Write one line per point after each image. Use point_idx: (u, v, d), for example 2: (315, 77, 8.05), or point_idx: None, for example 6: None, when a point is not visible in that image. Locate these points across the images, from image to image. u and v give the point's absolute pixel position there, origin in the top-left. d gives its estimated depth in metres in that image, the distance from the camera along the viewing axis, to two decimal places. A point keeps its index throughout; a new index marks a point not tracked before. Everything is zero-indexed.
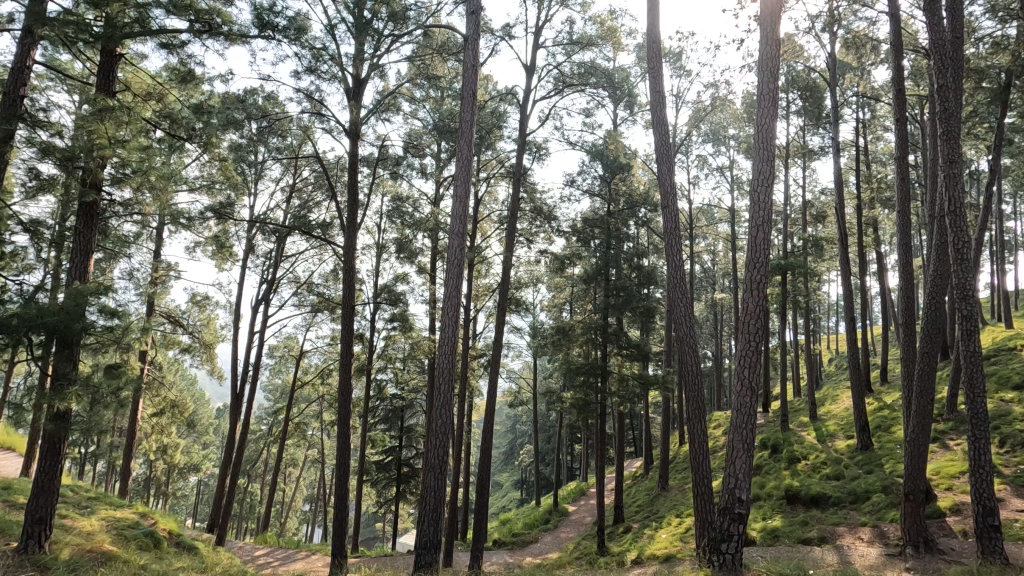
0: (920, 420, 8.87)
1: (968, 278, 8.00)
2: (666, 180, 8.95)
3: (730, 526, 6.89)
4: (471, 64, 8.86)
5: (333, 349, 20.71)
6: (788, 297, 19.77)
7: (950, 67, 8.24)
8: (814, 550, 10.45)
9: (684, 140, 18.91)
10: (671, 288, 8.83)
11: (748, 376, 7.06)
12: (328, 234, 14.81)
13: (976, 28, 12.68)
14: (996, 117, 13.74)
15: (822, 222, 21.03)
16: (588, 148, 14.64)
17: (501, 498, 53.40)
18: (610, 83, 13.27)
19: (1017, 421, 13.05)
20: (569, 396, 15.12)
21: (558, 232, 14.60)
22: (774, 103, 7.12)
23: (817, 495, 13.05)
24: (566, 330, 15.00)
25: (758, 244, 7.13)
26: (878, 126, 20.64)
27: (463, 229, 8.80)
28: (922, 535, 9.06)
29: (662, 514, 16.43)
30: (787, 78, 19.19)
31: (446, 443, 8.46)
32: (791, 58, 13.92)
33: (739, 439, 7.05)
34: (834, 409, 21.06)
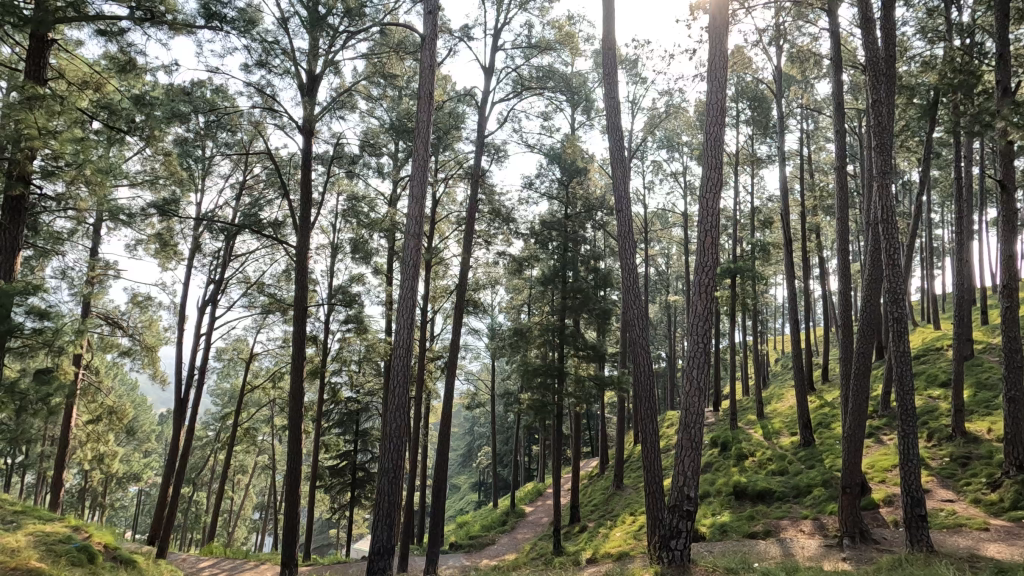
0: (856, 416, 9.35)
1: (899, 282, 8.49)
2: (621, 186, 9.09)
3: (679, 522, 7.09)
4: (427, 64, 8.77)
5: (285, 352, 20.10)
6: (737, 300, 20.52)
7: (884, 82, 8.74)
8: (758, 543, 10.84)
9: (640, 145, 19.39)
10: (625, 291, 9.00)
11: (697, 376, 7.26)
12: (280, 233, 14.36)
13: (907, 47, 13.56)
14: (925, 132, 14.73)
15: (769, 228, 21.88)
16: (546, 151, 14.73)
17: (458, 501, 53.08)
18: (567, 87, 13.37)
19: (943, 416, 13.96)
20: (526, 397, 15.19)
21: (516, 234, 14.70)
22: (721, 112, 7.35)
23: (762, 490, 13.56)
24: (524, 331, 15.21)
25: (707, 249, 7.33)
26: (821, 137, 21.76)
27: (419, 230, 8.68)
28: (858, 526, 9.54)
29: (617, 512, 16.72)
30: (737, 88, 20.00)
31: (402, 446, 8.37)
32: (740, 69, 14.48)
33: (687, 439, 7.26)
34: (779, 407, 21.97)
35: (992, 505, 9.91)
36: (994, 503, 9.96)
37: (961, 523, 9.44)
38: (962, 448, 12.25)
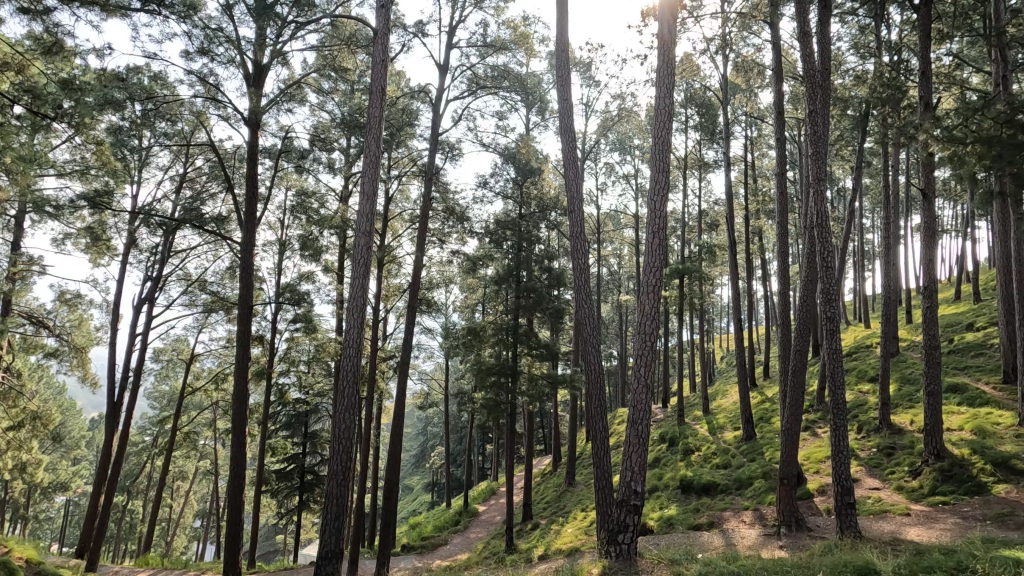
0: (793, 410, 9.84)
1: (832, 283, 8.98)
2: (573, 187, 9.20)
3: (626, 516, 7.28)
4: (379, 59, 8.61)
5: (228, 352, 19.33)
6: (685, 299, 21.20)
7: (820, 93, 9.24)
8: (703, 534, 11.23)
9: (593, 146, 19.72)
10: (577, 291, 9.13)
11: (644, 374, 7.44)
12: (223, 229, 13.79)
13: (842, 61, 14.37)
14: (857, 142, 15.63)
15: (715, 230, 22.68)
16: (501, 150, 14.76)
17: (411, 502, 52.45)
18: (522, 87, 13.42)
19: (871, 409, 14.87)
20: (479, 397, 15.17)
21: (470, 233, 14.65)
22: (668, 118, 7.57)
23: (707, 484, 14.07)
24: (477, 330, 15.17)
25: (655, 249, 7.49)
26: (763, 144, 22.75)
27: (370, 227, 8.52)
28: (794, 515, 10.04)
29: (568, 509, 16.95)
30: (686, 95, 20.67)
31: (352, 447, 8.20)
32: (689, 76, 14.96)
33: (634, 435, 7.43)
34: (724, 403, 22.83)
35: (913, 492, 10.62)
36: (915, 489, 10.68)
37: (885, 509, 10.08)
38: (888, 439, 13.08)
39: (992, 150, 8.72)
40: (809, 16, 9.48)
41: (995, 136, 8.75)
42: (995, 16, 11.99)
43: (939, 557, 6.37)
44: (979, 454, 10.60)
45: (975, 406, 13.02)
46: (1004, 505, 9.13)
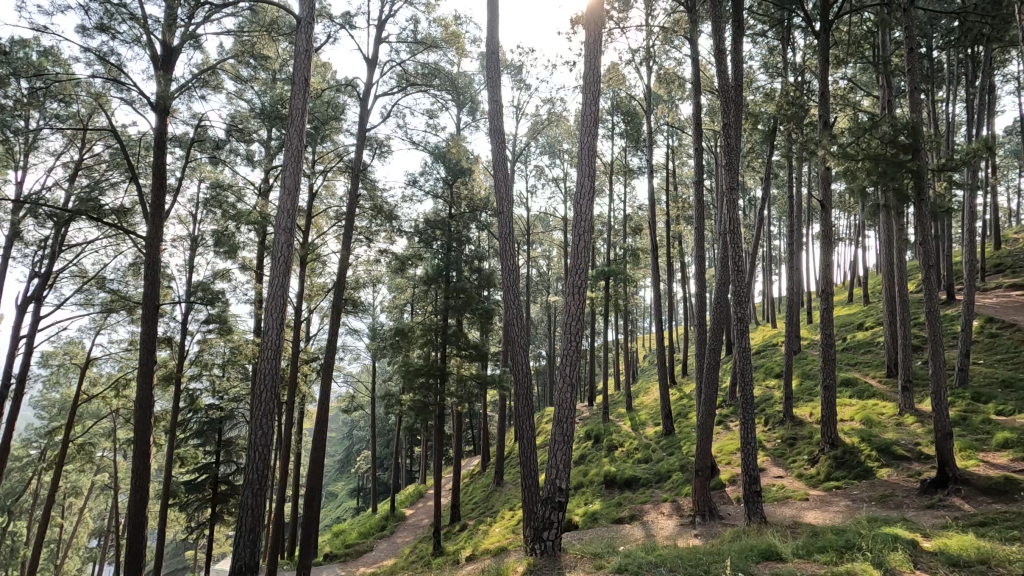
0: (707, 405, 10.41)
1: (743, 287, 9.58)
2: (502, 189, 9.23)
3: (551, 514, 7.42)
4: (303, 48, 8.22)
5: (131, 356, 17.83)
6: (610, 300, 21.91)
7: (733, 106, 9.85)
8: (624, 527, 11.64)
9: (523, 149, 19.95)
10: (505, 292, 9.17)
11: (569, 373, 7.59)
12: (126, 222, 12.70)
13: (753, 79, 15.39)
14: (766, 154, 16.78)
15: (638, 234, 23.60)
16: (431, 149, 14.58)
17: (335, 509, 50.70)
18: (453, 86, 13.34)
19: (776, 403, 16.04)
20: (407, 399, 14.93)
21: (399, 232, 14.37)
22: (594, 124, 7.76)
23: (629, 479, 14.62)
24: (405, 331, 14.90)
25: (580, 251, 7.63)
26: (683, 153, 23.95)
27: (292, 224, 8.14)
28: (708, 505, 10.64)
29: (496, 508, 17.05)
30: (612, 102, 21.38)
31: (270, 453, 7.83)
32: (615, 85, 15.49)
33: (560, 433, 7.57)
34: (646, 400, 23.80)
35: (811, 478, 11.55)
36: (813, 475, 11.62)
37: (787, 495, 10.88)
38: (790, 430, 14.16)
39: (877, 166, 9.93)
40: (724, 35, 10.06)
41: (880, 153, 9.94)
42: (882, 46, 13.28)
43: (831, 537, 6.96)
44: (866, 442, 11.70)
45: (863, 399, 14.37)
46: (886, 487, 10.11)
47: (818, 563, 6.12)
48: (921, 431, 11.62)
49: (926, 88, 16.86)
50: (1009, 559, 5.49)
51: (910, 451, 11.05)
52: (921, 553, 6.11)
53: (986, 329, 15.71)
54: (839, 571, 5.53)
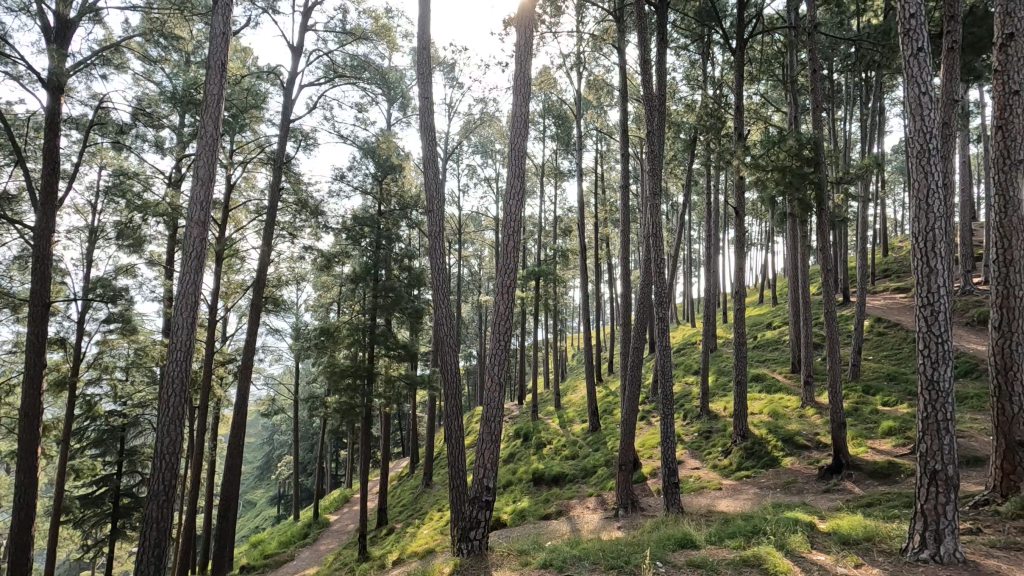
0: (630, 402, 10.79)
1: (664, 288, 10.03)
2: (433, 187, 9.10)
3: (478, 513, 7.45)
4: (219, 30, 7.69)
5: (16, 359, 16.03)
6: (540, 300, 22.24)
7: (657, 115, 10.27)
8: (551, 523, 11.86)
9: (455, 147, 19.82)
10: (434, 291, 9.04)
11: (497, 372, 7.59)
12: (10, 209, 11.40)
13: (676, 90, 16.14)
14: (687, 162, 17.64)
15: (568, 235, 24.11)
16: (360, 144, 14.18)
17: (253, 518, 48.02)
18: (383, 80, 13.04)
19: (694, 399, 16.92)
20: (332, 401, 14.41)
21: (325, 228, 13.85)
22: (525, 125, 7.77)
23: (556, 475, 14.91)
24: (330, 331, 14.40)
25: (510, 252, 7.66)
26: (611, 158, 24.71)
27: (205, 217, 7.63)
28: (630, 498, 11.03)
29: (425, 510, 16.87)
30: (544, 105, 21.74)
31: (180, 462, 7.31)
32: (546, 88, 15.74)
33: (488, 432, 7.57)
34: (574, 398, 24.33)
35: (724, 468, 12.28)
36: (726, 466, 12.34)
37: (703, 486, 11.48)
38: (707, 423, 14.97)
39: (785, 177, 10.72)
40: (649, 45, 10.44)
41: (786, 165, 10.72)
42: (790, 66, 14.32)
43: (740, 523, 7.42)
44: (773, 434, 12.57)
45: (771, 393, 15.45)
46: (789, 475, 10.92)
47: (728, 548, 6.51)
48: (819, 422, 12.65)
49: (827, 107, 18.38)
50: (890, 536, 6.09)
51: (810, 441, 12.00)
52: (817, 534, 6.67)
53: (875, 329, 17.33)
54: (746, 555, 5.90)
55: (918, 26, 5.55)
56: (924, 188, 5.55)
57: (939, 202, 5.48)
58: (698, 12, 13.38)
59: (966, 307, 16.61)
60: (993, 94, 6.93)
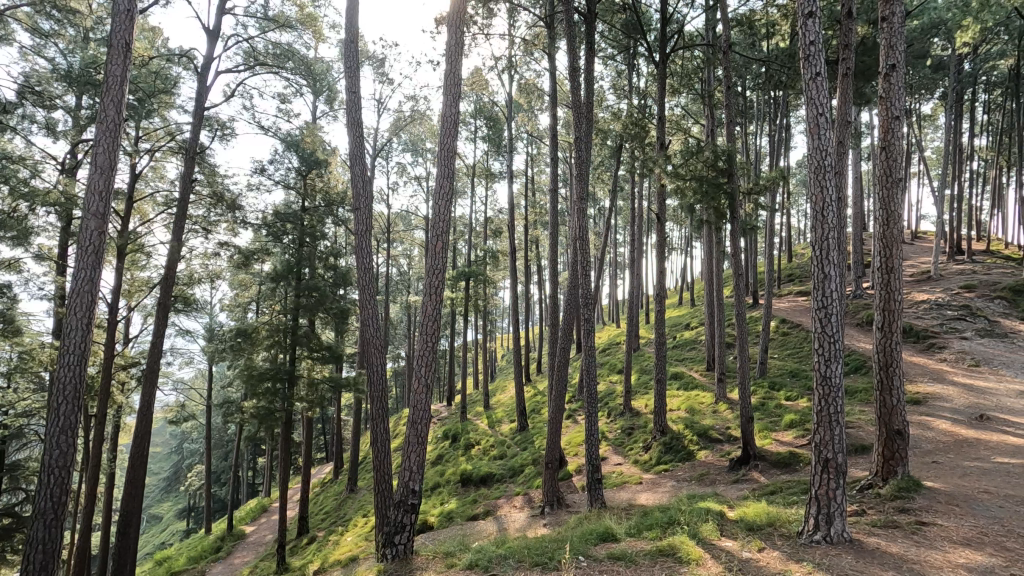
0: (556, 401, 11.02)
1: (590, 291, 10.32)
2: (359, 185, 8.83)
3: (403, 517, 7.35)
4: (123, 6, 7.05)
5: None
6: (470, 301, 22.22)
7: (584, 122, 10.55)
8: (478, 523, 11.88)
9: (384, 145, 19.40)
10: (360, 291, 8.77)
11: (424, 374, 7.46)
12: None
13: (603, 98, 16.68)
14: (613, 168, 18.26)
15: (498, 236, 24.24)
16: (282, 136, 13.54)
17: (159, 534, 44.47)
18: (308, 71, 12.51)
19: (617, 397, 17.54)
20: (249, 406, 13.67)
21: (243, 224, 13.15)
22: (454, 126, 7.68)
23: (484, 476, 14.97)
24: (248, 332, 13.67)
25: (437, 253, 7.56)
26: (541, 161, 25.11)
27: (105, 209, 7.02)
28: (556, 495, 11.25)
29: (349, 516, 16.39)
30: (475, 106, 21.77)
31: (73, 477, 6.68)
32: (478, 89, 15.73)
33: (413, 435, 7.44)
34: (502, 398, 24.52)
35: (644, 463, 12.81)
36: (646, 461, 12.88)
37: (624, 481, 11.91)
38: (629, 420, 15.56)
39: (701, 186, 11.39)
40: (577, 54, 10.71)
41: (703, 175, 11.38)
42: (707, 82, 15.17)
43: (657, 515, 7.78)
44: (689, 429, 13.27)
45: (688, 390, 16.30)
46: (703, 467, 11.56)
47: (646, 540, 6.81)
48: (731, 417, 13.49)
49: (740, 121, 19.63)
50: (789, 521, 6.60)
51: (722, 435, 12.77)
52: (726, 522, 7.11)
53: (781, 329, 18.73)
54: (663, 545, 6.19)
55: (817, 51, 6.06)
56: (821, 201, 6.06)
57: (833, 214, 6.01)
58: (624, 24, 13.88)
59: (857, 309, 18.32)
60: (880, 117, 7.69)
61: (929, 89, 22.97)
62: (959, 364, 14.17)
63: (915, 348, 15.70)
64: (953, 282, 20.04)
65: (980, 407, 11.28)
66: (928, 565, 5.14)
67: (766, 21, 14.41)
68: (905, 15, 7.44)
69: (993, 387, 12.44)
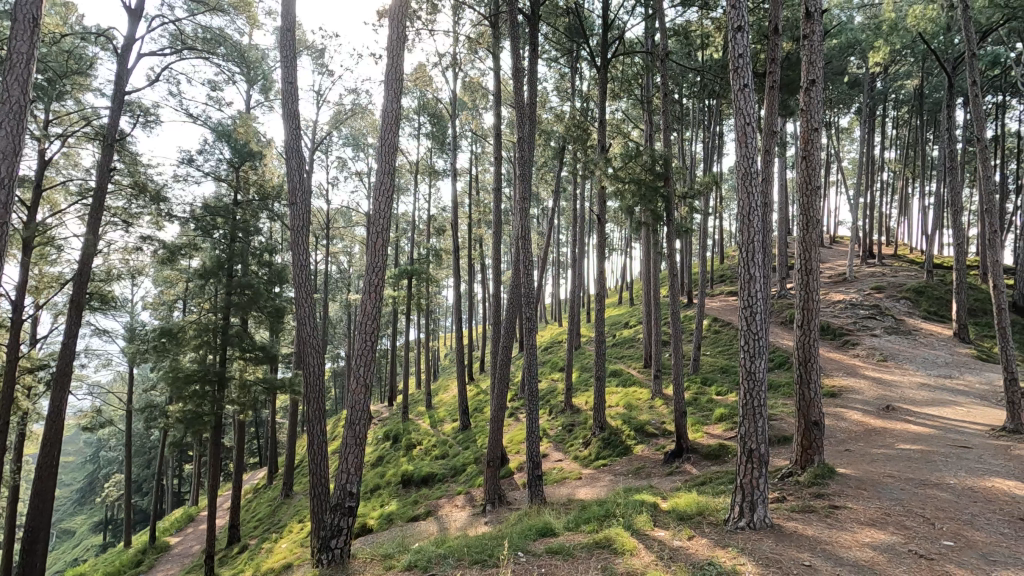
0: (497, 400, 11.07)
1: (531, 290, 10.42)
2: (296, 179, 8.49)
3: (340, 520, 7.17)
4: None
5: None
6: (412, 299, 21.91)
7: (527, 123, 10.65)
8: (418, 524, 11.75)
9: (323, 138, 18.80)
10: (296, 290, 8.46)
11: (364, 374, 7.30)
12: None
13: (547, 100, 16.90)
14: (556, 169, 18.52)
15: (441, 234, 24.04)
16: (212, 126, 12.89)
17: (70, 550, 41.17)
18: (242, 58, 11.96)
19: (558, 395, 17.83)
20: (174, 410, 12.92)
21: (169, 217, 12.42)
22: (396, 122, 7.52)
23: (426, 476, 14.84)
24: (173, 331, 12.90)
25: (377, 251, 7.39)
26: (485, 160, 25.11)
27: (6, 198, 6.42)
28: (497, 492, 11.31)
29: (284, 522, 15.82)
30: (419, 102, 21.49)
31: None
32: (421, 85, 15.53)
33: (351, 436, 7.25)
34: (444, 398, 24.37)
35: (584, 459, 13.08)
36: (586, 456, 13.17)
37: (564, 477, 12.13)
38: (569, 417, 15.85)
39: (639, 189, 11.76)
40: (520, 54, 10.77)
41: (641, 178, 11.75)
42: (646, 88, 15.66)
43: (595, 508, 7.99)
44: (626, 424, 13.68)
45: (626, 386, 16.79)
46: (640, 461, 11.95)
47: (583, 533, 6.98)
48: (666, 412, 14.03)
49: (677, 128, 20.39)
50: (717, 510, 6.95)
51: (657, 430, 13.25)
52: (659, 513, 7.40)
53: (712, 327, 19.62)
54: (599, 538, 6.35)
55: (745, 64, 6.40)
56: (747, 206, 6.42)
57: (758, 219, 6.38)
58: (567, 28, 14.09)
59: (781, 309, 19.46)
60: (801, 128, 8.19)
61: (846, 104, 24.70)
62: (870, 359, 15.36)
63: (832, 345, 16.87)
64: (865, 284, 21.67)
65: (886, 399, 12.29)
66: (837, 545, 5.55)
67: (700, 32, 15.03)
68: (824, 34, 7.95)
69: (898, 380, 13.58)
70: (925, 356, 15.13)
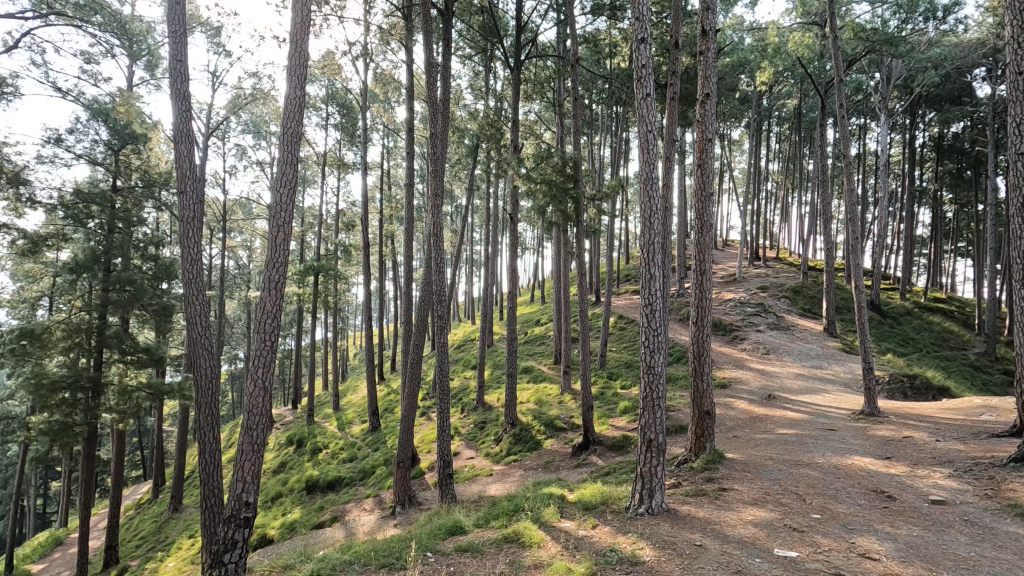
0: (408, 399, 10.87)
1: (443, 287, 10.31)
2: (185, 166, 7.77)
3: (234, 533, 6.61)
4: None
5: None
6: (319, 297, 20.93)
7: (440, 119, 10.54)
8: (324, 531, 11.27)
9: (220, 123, 17.44)
10: (185, 285, 7.76)
11: (262, 376, 6.84)
12: None
13: (461, 97, 16.82)
14: (470, 166, 18.50)
15: (351, 229, 23.20)
16: (86, 102, 11.52)
17: None
18: (122, 29, 10.78)
19: (471, 392, 17.83)
20: (38, 421, 11.44)
21: (31, 202, 10.98)
22: (300, 108, 7.07)
23: (332, 480, 14.25)
24: (36, 332, 11.36)
25: (278, 245, 6.93)
26: (397, 155, 24.55)
27: None
28: (408, 493, 11.10)
29: (172, 539, 14.55)
30: (327, 91, 20.58)
31: None
32: (330, 74, 14.86)
33: (247, 442, 6.76)
34: (353, 399, 23.58)
35: (496, 456, 13.16)
36: (497, 453, 13.28)
37: (475, 474, 12.14)
38: (481, 414, 15.90)
39: (551, 190, 12.03)
40: (434, 50, 10.61)
41: (552, 179, 12.02)
42: (558, 91, 16.03)
43: (505, 503, 8.08)
44: (537, 419, 13.98)
45: (537, 382, 17.13)
46: (549, 455, 12.24)
47: (492, 529, 7.03)
48: (574, 407, 14.50)
49: (588, 132, 21.07)
50: (620, 498, 7.28)
51: (566, 424, 13.66)
52: (566, 504, 7.63)
53: (618, 324, 20.53)
54: (508, 533, 6.41)
55: (647, 74, 6.68)
56: (649, 209, 6.76)
57: (659, 221, 6.73)
58: (481, 26, 14.06)
59: (681, 307, 20.75)
60: (697, 139, 8.70)
61: (738, 118, 26.80)
62: (755, 352, 16.80)
63: (723, 340, 18.26)
64: (752, 284, 23.66)
65: (768, 389, 13.52)
66: (725, 523, 6.02)
67: (609, 41, 15.61)
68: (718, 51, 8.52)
69: (778, 371, 14.98)
70: (801, 349, 16.82)
